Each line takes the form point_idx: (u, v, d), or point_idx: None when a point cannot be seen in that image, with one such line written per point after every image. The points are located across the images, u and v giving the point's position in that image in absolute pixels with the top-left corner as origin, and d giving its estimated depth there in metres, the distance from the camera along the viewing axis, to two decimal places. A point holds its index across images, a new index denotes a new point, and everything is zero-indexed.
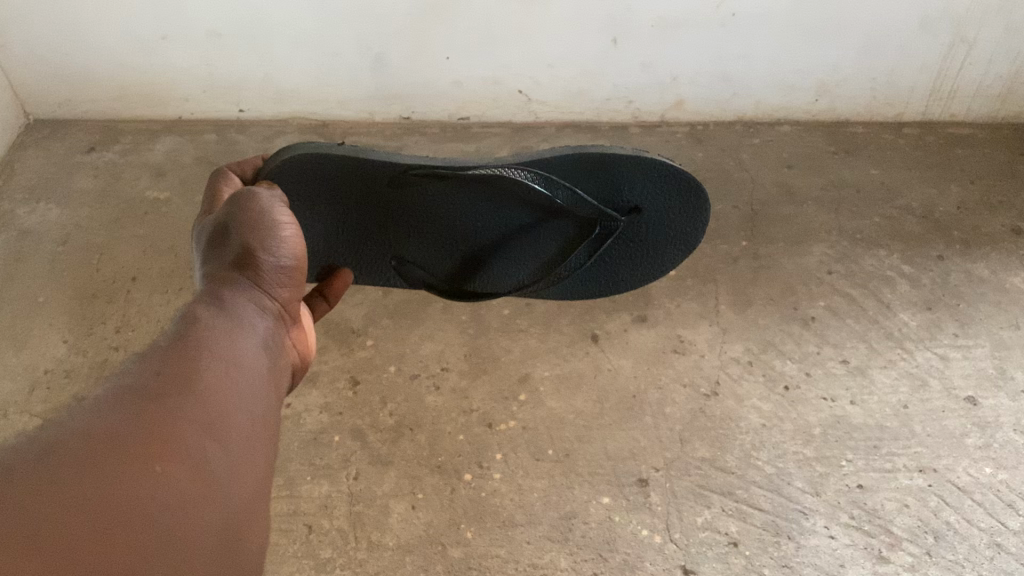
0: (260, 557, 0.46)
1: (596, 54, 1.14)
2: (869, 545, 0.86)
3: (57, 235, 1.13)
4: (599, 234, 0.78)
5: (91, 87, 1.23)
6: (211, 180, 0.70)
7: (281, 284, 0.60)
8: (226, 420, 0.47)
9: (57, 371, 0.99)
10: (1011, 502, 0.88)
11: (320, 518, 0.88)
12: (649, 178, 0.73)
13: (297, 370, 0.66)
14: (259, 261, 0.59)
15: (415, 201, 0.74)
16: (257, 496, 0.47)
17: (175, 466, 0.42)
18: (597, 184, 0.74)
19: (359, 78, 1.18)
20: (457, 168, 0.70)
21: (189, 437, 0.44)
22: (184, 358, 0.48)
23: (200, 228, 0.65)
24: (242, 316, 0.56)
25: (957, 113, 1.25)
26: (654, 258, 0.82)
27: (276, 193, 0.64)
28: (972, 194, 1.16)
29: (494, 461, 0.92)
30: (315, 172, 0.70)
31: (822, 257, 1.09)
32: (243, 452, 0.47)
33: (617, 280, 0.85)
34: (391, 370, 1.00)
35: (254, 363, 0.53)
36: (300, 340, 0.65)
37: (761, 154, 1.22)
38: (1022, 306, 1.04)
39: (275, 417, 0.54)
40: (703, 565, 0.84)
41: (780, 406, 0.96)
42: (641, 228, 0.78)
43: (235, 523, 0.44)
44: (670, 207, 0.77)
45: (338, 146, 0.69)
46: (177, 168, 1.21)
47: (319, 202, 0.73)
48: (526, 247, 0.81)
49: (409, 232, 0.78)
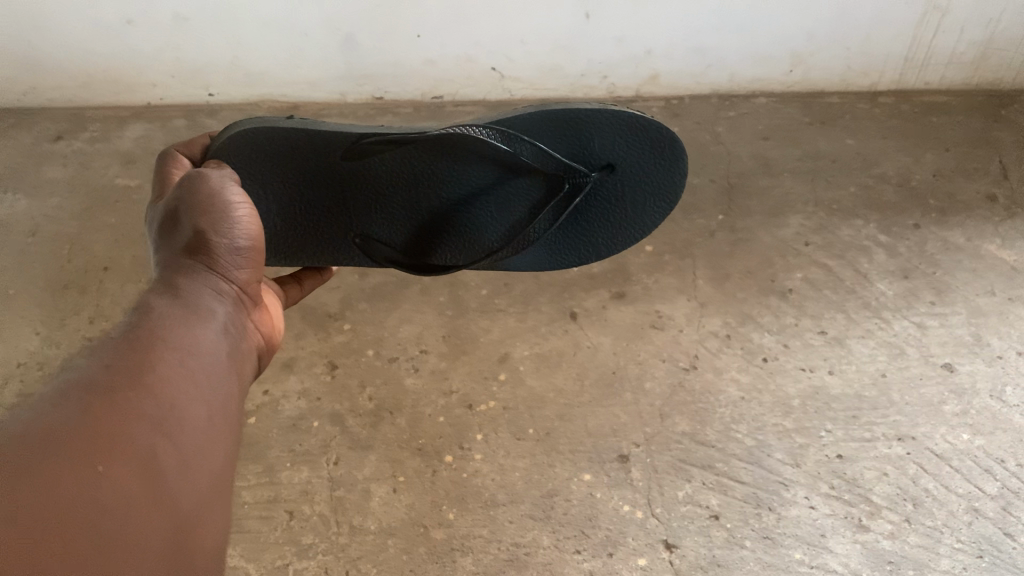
0: (215, 556, 0.44)
1: (569, 29, 1.13)
2: (849, 514, 0.86)
3: (26, 227, 1.12)
4: (570, 194, 0.71)
5: (55, 74, 1.20)
6: (158, 164, 0.65)
7: (240, 267, 0.58)
8: (180, 414, 0.45)
9: (31, 364, 0.98)
10: (989, 468, 0.89)
11: (301, 504, 0.88)
12: (617, 131, 0.67)
13: (264, 355, 0.63)
14: (213, 244, 0.56)
15: (373, 175, 0.69)
16: (212, 493, 0.45)
17: (121, 464, 0.40)
18: (564, 139, 0.68)
19: (329, 60, 1.17)
20: (414, 132, 0.65)
21: (137, 433, 0.42)
22: (136, 350, 0.46)
23: (151, 216, 0.61)
24: (199, 303, 0.53)
25: (931, 81, 1.25)
26: (633, 220, 0.74)
27: (226, 173, 0.60)
28: (947, 162, 1.16)
29: (475, 442, 0.92)
30: (264, 148, 0.66)
31: (799, 228, 1.09)
32: (198, 447, 0.46)
33: (598, 249, 0.77)
34: (370, 353, 0.99)
35: (213, 352, 0.51)
36: (264, 323, 0.62)
37: (736, 126, 1.21)
38: (998, 272, 1.05)
39: (237, 407, 0.52)
40: (685, 539, 0.85)
41: (758, 378, 0.96)
42: (618, 188, 0.71)
43: (185, 522, 0.42)
44: (643, 161, 0.70)
45: (286, 120, 0.66)
46: (148, 155, 1.19)
47: (272, 179, 0.68)
48: (494, 217, 0.73)
49: (370, 207, 0.71)
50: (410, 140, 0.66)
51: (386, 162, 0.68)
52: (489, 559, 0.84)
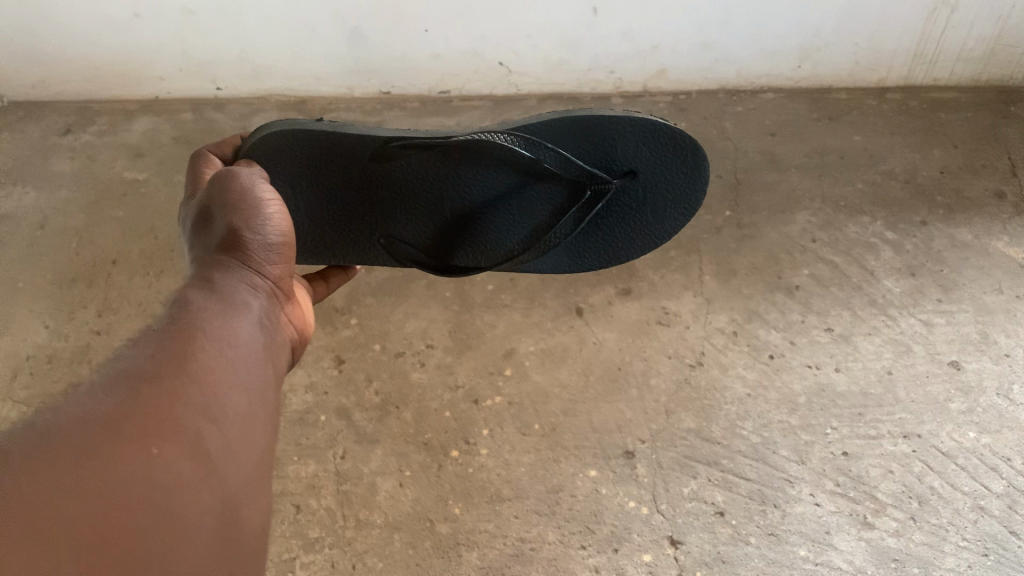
0: (262, 536, 0.45)
1: (576, 24, 1.13)
2: (854, 511, 0.86)
3: (35, 220, 1.12)
4: (590, 199, 0.71)
5: (63, 67, 1.20)
6: (191, 164, 0.65)
7: (272, 262, 0.58)
8: (224, 400, 0.46)
9: (40, 356, 0.99)
10: (995, 466, 0.89)
11: (307, 497, 0.89)
12: (641, 138, 0.67)
13: (298, 348, 0.63)
14: (246, 241, 0.56)
15: (399, 176, 0.69)
16: (257, 476, 0.46)
17: (170, 448, 0.40)
18: (588, 146, 0.67)
19: (335, 54, 1.17)
20: (440, 136, 0.65)
21: (184, 418, 0.42)
22: (178, 339, 0.46)
23: (187, 213, 0.61)
24: (234, 297, 0.53)
25: (940, 77, 1.24)
26: (655, 223, 0.74)
27: (255, 170, 0.61)
28: (955, 159, 1.16)
29: (481, 437, 0.92)
30: (293, 151, 0.66)
31: (806, 224, 1.09)
32: (242, 431, 0.46)
33: (619, 250, 0.77)
34: (376, 348, 0.99)
35: (251, 342, 0.51)
36: (297, 317, 0.62)
37: (744, 122, 1.21)
38: (1005, 270, 1.04)
39: (276, 394, 0.52)
40: (690, 535, 0.85)
41: (764, 375, 0.96)
42: (640, 193, 0.71)
43: (234, 503, 0.43)
44: (666, 167, 0.69)
45: (314, 122, 0.65)
46: (155, 148, 1.19)
47: (300, 179, 0.68)
48: (518, 219, 0.73)
49: (395, 208, 0.71)
50: (436, 144, 0.65)
51: (411, 166, 0.68)
52: (494, 554, 0.85)
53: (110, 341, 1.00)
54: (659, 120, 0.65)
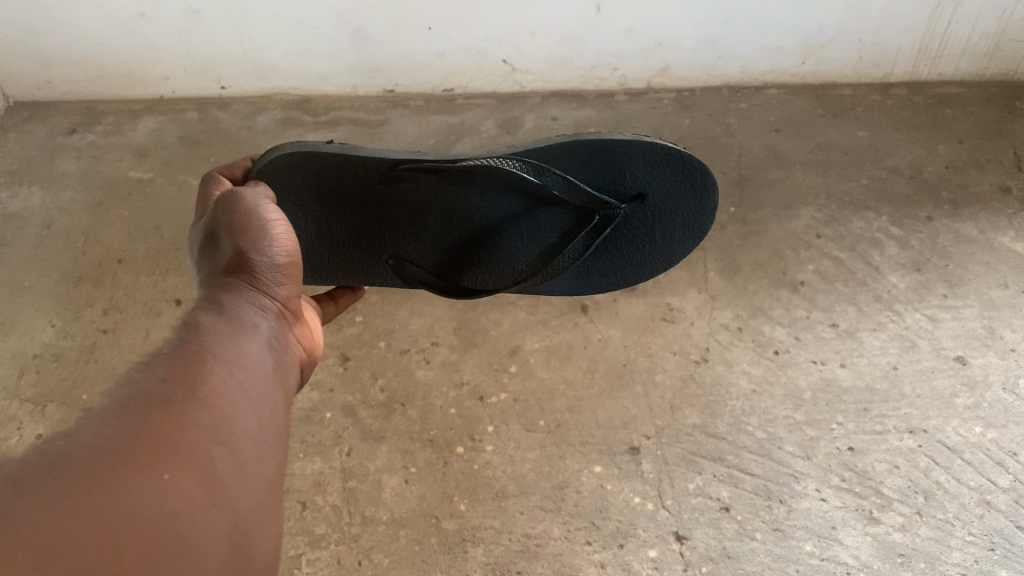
0: (274, 560, 0.45)
1: (579, 21, 1.13)
2: (859, 506, 0.87)
3: (41, 220, 1.13)
4: (599, 223, 0.71)
5: (68, 67, 1.21)
6: (200, 185, 0.65)
7: (279, 283, 0.58)
8: (234, 425, 0.46)
9: (46, 356, 0.99)
10: (1000, 461, 0.89)
11: (313, 495, 0.89)
12: (650, 164, 0.67)
13: (306, 368, 0.64)
14: (253, 263, 0.56)
15: (408, 199, 0.69)
16: (268, 500, 0.46)
17: (181, 473, 0.40)
18: (597, 170, 0.67)
19: (340, 52, 1.17)
20: (449, 162, 0.65)
21: (194, 443, 0.42)
22: (187, 365, 0.47)
23: (196, 234, 0.61)
24: (243, 320, 0.54)
25: (945, 72, 1.24)
26: (663, 247, 0.75)
27: (261, 190, 0.61)
28: (960, 154, 1.16)
29: (486, 433, 0.92)
30: (303, 173, 0.65)
31: (811, 220, 1.09)
32: (253, 456, 0.46)
33: (625, 272, 0.77)
34: (381, 345, 0.99)
35: (259, 365, 0.52)
36: (306, 336, 0.63)
37: (748, 118, 1.21)
38: (1011, 265, 1.04)
39: (285, 417, 0.52)
40: (695, 531, 0.85)
41: (769, 370, 0.96)
42: (648, 217, 0.71)
43: (244, 527, 0.43)
44: (675, 192, 0.69)
45: (325, 145, 0.65)
46: (160, 148, 1.19)
47: (310, 200, 0.68)
48: (526, 240, 0.73)
49: (404, 229, 0.71)
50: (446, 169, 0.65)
51: (421, 187, 0.68)
52: (500, 551, 0.85)
53: (116, 340, 1.00)
54: (669, 145, 0.65)
